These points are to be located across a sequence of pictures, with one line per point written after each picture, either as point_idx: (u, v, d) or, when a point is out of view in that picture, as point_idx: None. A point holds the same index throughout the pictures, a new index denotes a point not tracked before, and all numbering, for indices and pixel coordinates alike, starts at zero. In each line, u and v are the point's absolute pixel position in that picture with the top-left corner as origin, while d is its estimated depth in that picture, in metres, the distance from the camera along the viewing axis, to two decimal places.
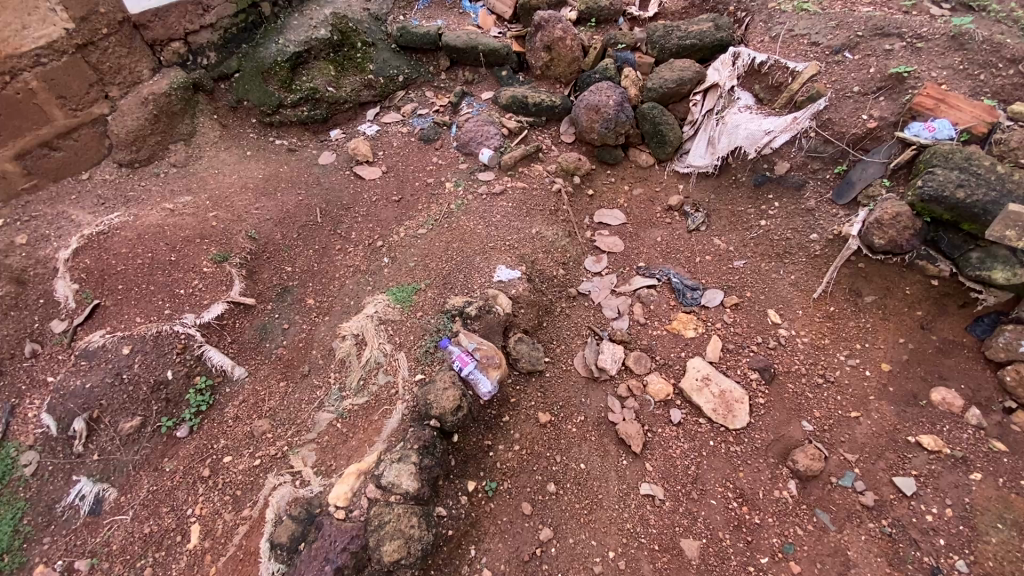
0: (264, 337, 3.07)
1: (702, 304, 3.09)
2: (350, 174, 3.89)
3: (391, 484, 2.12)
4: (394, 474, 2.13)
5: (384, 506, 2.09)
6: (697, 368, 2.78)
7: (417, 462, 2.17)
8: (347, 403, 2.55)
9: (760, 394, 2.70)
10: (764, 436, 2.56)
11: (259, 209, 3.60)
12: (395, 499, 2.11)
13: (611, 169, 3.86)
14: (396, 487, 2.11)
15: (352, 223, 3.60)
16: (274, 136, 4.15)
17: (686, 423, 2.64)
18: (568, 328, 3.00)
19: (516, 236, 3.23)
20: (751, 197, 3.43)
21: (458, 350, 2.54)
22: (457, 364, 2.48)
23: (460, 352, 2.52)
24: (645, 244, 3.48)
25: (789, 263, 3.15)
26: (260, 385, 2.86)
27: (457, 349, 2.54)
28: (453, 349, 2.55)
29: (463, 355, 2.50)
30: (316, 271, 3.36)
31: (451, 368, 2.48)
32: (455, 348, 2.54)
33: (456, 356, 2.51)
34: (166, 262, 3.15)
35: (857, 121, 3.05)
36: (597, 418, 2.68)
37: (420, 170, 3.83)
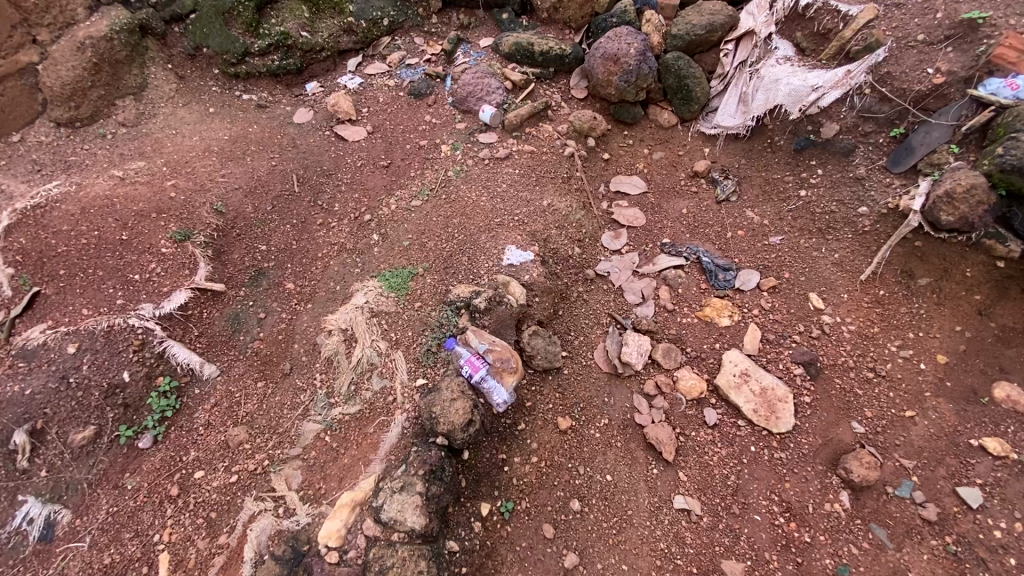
0: (236, 328, 2.66)
1: (736, 287, 2.74)
2: (331, 135, 3.40)
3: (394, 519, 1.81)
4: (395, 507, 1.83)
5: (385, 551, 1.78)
6: (734, 363, 2.46)
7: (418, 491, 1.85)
8: (336, 412, 2.18)
9: (806, 392, 2.39)
10: (811, 440, 2.27)
11: (226, 176, 3.11)
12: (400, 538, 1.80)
13: (628, 130, 3.42)
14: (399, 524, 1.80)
15: (335, 192, 3.14)
16: (240, 90, 3.59)
17: (723, 426, 2.35)
18: (587, 316, 2.64)
19: (525, 210, 2.81)
20: (790, 163, 3.03)
21: (468, 353, 2.16)
22: (470, 370, 2.11)
23: (472, 356, 2.14)
24: (669, 217, 3.08)
25: (833, 240, 2.81)
26: (235, 386, 2.48)
27: (467, 352, 2.16)
28: (461, 352, 2.17)
29: (477, 360, 2.13)
30: (296, 250, 2.92)
31: (462, 375, 2.10)
32: (464, 351, 2.17)
33: (468, 360, 2.13)
34: (116, 242, 2.69)
35: (921, 76, 2.63)
36: (622, 420, 2.37)
37: (411, 131, 3.34)
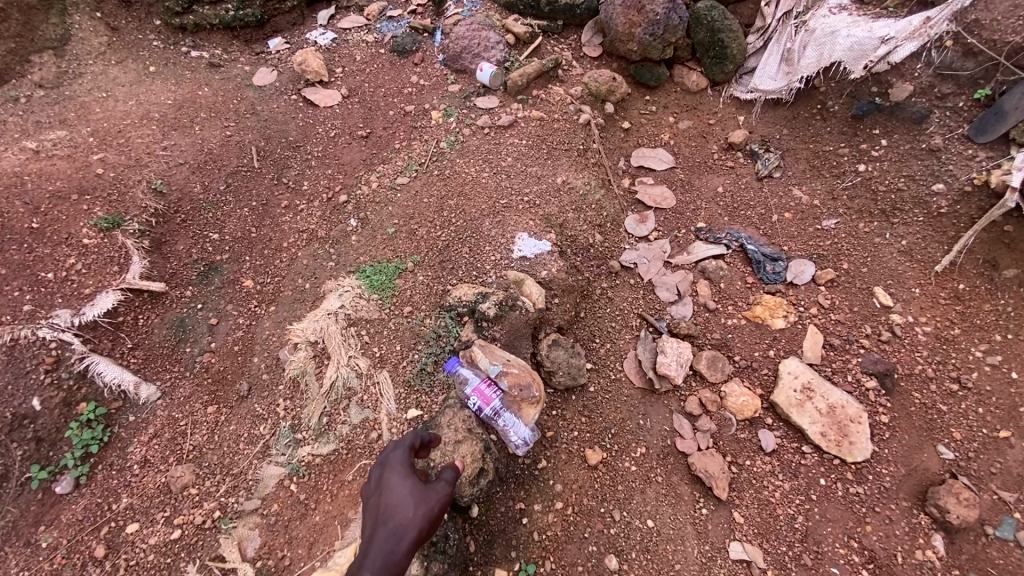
0: (181, 338, 2.14)
1: (788, 281, 2.30)
2: (298, 100, 2.84)
3: (386, 480, 1.34)
4: (385, 466, 1.37)
5: (377, 521, 1.26)
6: (794, 375, 2.03)
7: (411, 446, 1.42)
8: (304, 453, 1.78)
9: (881, 409, 1.98)
10: (892, 471, 1.87)
11: (169, 149, 2.55)
12: (395, 495, 1.29)
13: (650, 95, 2.92)
14: (393, 482, 1.32)
15: (303, 168, 2.60)
16: (188, 46, 3.02)
17: (782, 453, 1.93)
18: (612, 319, 2.18)
19: (535, 188, 2.31)
20: (845, 132, 2.57)
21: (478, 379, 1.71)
22: (480, 406, 1.68)
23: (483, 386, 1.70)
24: (702, 196, 2.62)
25: (899, 224, 2.37)
26: (179, 412, 1.98)
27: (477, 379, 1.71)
28: (469, 378, 1.73)
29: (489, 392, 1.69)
30: (255, 239, 2.39)
31: (471, 412, 1.69)
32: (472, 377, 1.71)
33: (478, 391, 1.69)
34: (24, 231, 2.13)
35: (1017, 25, 2.18)
36: (661, 448, 1.93)
37: (394, 95, 2.80)
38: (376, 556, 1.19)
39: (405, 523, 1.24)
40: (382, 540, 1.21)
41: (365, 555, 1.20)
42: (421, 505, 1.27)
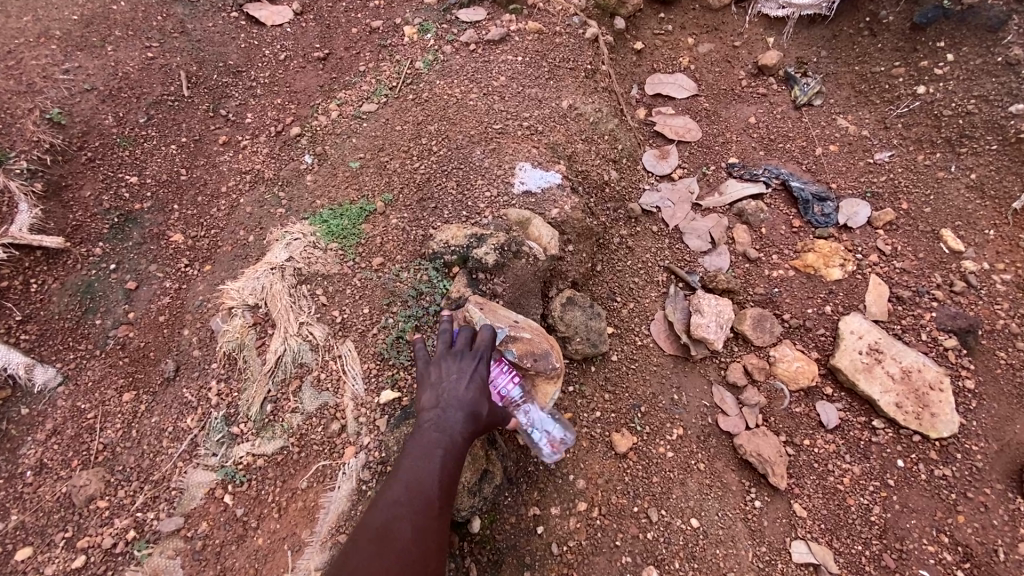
0: (88, 307, 1.67)
1: (841, 224, 1.92)
2: (238, 17, 2.30)
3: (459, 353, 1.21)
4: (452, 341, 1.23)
5: (455, 389, 1.16)
6: (858, 335, 1.66)
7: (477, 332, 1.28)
8: (241, 453, 1.38)
9: (963, 373, 1.63)
10: (984, 447, 1.52)
11: (71, 72, 2.01)
12: (475, 375, 1.19)
13: (664, 12, 2.46)
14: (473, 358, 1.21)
15: (246, 97, 2.10)
16: None
17: (849, 429, 1.57)
18: (634, 273, 1.78)
19: (536, 114, 1.87)
20: (899, 48, 2.17)
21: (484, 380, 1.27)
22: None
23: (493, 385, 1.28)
24: (732, 128, 2.20)
25: (967, 154, 1.99)
26: (85, 402, 1.52)
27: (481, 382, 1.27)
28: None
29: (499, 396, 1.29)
30: (186, 184, 1.91)
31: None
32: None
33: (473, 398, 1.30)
34: None
35: None
36: (702, 428, 1.56)
37: (357, 9, 2.29)
38: (466, 420, 1.13)
39: (490, 402, 1.18)
40: (467, 413, 1.14)
41: (453, 419, 1.13)
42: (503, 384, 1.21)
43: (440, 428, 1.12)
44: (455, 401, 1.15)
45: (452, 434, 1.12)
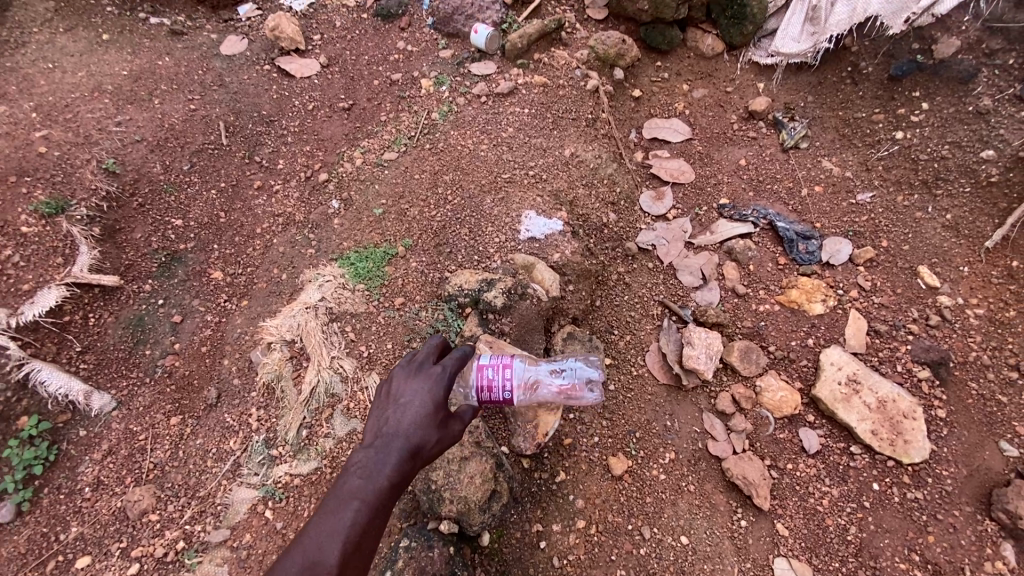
0: (139, 339, 1.87)
1: (824, 261, 2.07)
2: (271, 71, 2.54)
3: (410, 384, 1.22)
4: (410, 368, 1.25)
5: (395, 424, 1.15)
6: (837, 366, 1.80)
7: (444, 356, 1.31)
8: (280, 473, 1.55)
9: (936, 403, 1.76)
10: (954, 471, 1.65)
11: (124, 124, 2.25)
12: (417, 408, 1.17)
13: (661, 61, 2.65)
14: (426, 386, 1.20)
15: (278, 145, 2.32)
16: (146, 13, 2.70)
17: (829, 454, 1.71)
18: (632, 307, 1.94)
19: (541, 162, 2.06)
20: (880, 96, 2.33)
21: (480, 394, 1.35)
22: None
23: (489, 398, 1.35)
24: (723, 170, 2.37)
25: (943, 196, 2.14)
26: (137, 426, 1.71)
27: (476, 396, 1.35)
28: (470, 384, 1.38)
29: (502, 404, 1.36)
30: (225, 225, 2.11)
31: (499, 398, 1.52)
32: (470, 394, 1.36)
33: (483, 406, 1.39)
34: None
35: None
36: (692, 452, 1.70)
37: (379, 63, 2.51)
38: (399, 460, 1.11)
39: (427, 437, 1.15)
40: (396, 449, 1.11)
41: (383, 458, 1.10)
42: (449, 423, 1.19)
43: (369, 469, 1.09)
44: (394, 436, 1.14)
45: (379, 477, 1.08)
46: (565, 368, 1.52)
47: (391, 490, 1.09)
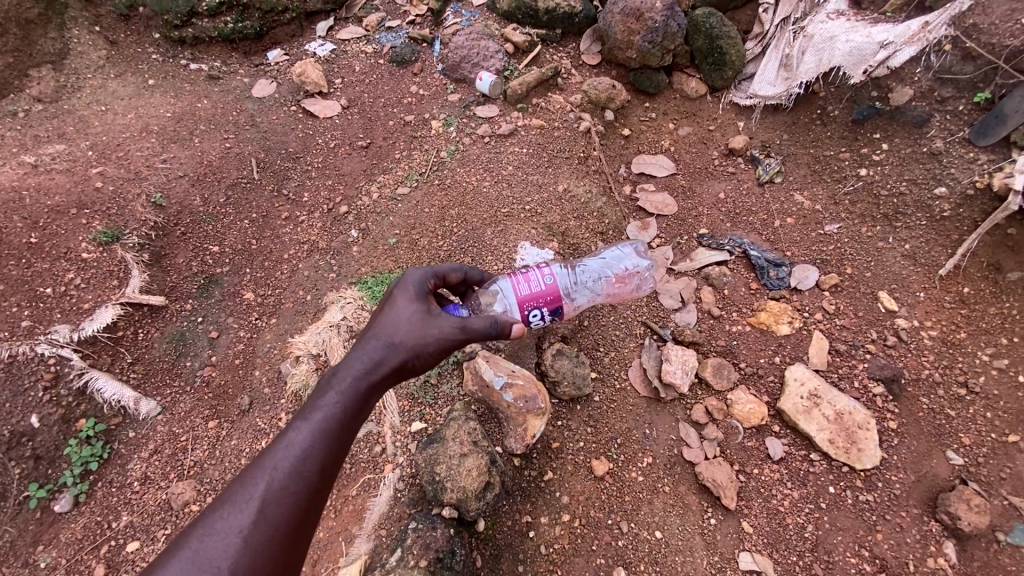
0: (181, 352, 2.13)
1: (792, 286, 2.29)
2: (297, 111, 2.83)
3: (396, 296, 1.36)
4: (397, 281, 1.39)
5: (376, 332, 1.30)
6: (800, 382, 2.00)
7: (444, 275, 1.50)
8: None
9: (889, 416, 1.96)
10: (903, 477, 1.85)
11: (168, 162, 2.54)
12: (394, 322, 1.31)
13: (649, 101, 2.90)
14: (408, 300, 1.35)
15: (304, 179, 2.59)
16: (187, 58, 3.01)
17: (791, 461, 1.91)
18: (617, 327, 2.16)
19: (537, 197, 2.32)
20: (846, 137, 2.57)
21: (520, 295, 1.54)
22: (549, 319, 1.60)
23: (530, 292, 1.54)
24: (704, 203, 2.61)
25: (902, 228, 2.36)
26: (179, 428, 1.95)
27: (519, 298, 1.53)
28: (507, 302, 1.56)
29: (546, 295, 1.55)
30: (256, 251, 2.38)
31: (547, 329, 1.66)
32: (513, 304, 1.54)
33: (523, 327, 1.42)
34: (22, 246, 2.12)
35: (1015, 27, 2.17)
36: (668, 457, 1.91)
37: (393, 105, 2.79)
38: (372, 368, 1.26)
39: (400, 346, 1.28)
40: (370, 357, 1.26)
41: (358, 366, 1.25)
42: (428, 329, 1.30)
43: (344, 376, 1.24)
44: (371, 347, 1.28)
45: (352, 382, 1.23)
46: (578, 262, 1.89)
47: (358, 396, 1.23)
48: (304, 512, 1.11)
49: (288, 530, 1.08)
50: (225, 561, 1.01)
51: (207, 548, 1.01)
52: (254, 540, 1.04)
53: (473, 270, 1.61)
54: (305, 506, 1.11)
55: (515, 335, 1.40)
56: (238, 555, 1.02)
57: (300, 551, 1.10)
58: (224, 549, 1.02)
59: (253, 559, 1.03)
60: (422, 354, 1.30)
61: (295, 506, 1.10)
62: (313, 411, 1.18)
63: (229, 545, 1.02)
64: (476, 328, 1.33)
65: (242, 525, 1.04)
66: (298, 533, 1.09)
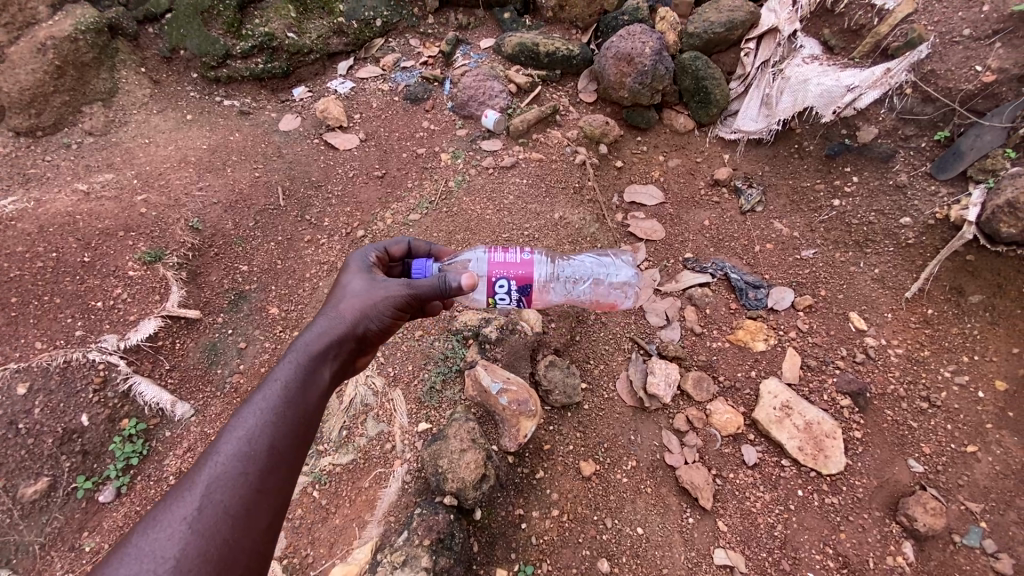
0: (213, 361, 2.37)
1: (769, 307, 2.49)
2: (319, 144, 3.11)
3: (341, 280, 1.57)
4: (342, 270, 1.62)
5: (320, 315, 1.46)
6: (773, 394, 2.20)
7: (388, 249, 1.73)
8: (325, 462, 1.97)
9: (855, 426, 2.14)
10: (866, 482, 2.02)
11: (204, 190, 2.82)
12: (341, 299, 1.49)
13: (641, 135, 3.15)
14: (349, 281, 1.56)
15: (324, 206, 2.86)
16: (221, 95, 3.30)
17: (764, 466, 2.09)
18: (607, 342, 2.37)
19: (535, 224, 2.56)
20: (821, 170, 2.80)
21: (493, 261, 1.66)
22: (515, 292, 1.65)
23: (502, 260, 1.65)
24: (690, 229, 2.84)
25: (872, 254, 2.55)
26: (211, 429, 2.18)
27: (490, 263, 1.65)
28: (479, 268, 1.68)
29: (517, 265, 1.64)
30: (281, 270, 2.64)
31: (513, 309, 1.69)
32: (484, 268, 1.65)
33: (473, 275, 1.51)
34: (77, 264, 2.41)
35: (969, 74, 2.39)
36: (651, 461, 2.09)
37: (407, 139, 3.07)
38: (320, 339, 1.41)
39: (345, 314, 1.45)
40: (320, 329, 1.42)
41: (307, 340, 1.40)
42: (369, 295, 1.48)
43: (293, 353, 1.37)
44: (319, 325, 1.44)
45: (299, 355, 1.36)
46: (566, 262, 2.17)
47: (303, 367, 1.34)
48: (254, 492, 1.13)
49: (237, 510, 1.10)
50: (172, 546, 1.01)
51: (151, 538, 1.02)
52: (200, 524, 1.05)
53: (420, 244, 1.81)
54: (253, 485, 1.13)
55: (466, 285, 1.48)
56: (183, 539, 1.02)
57: (255, 527, 1.11)
58: (169, 537, 1.02)
59: (201, 540, 1.03)
60: (369, 318, 1.47)
61: (242, 485, 1.12)
62: (257, 398, 1.25)
63: (175, 532, 1.03)
64: (422, 287, 1.49)
65: (187, 511, 1.06)
66: (251, 503, 1.12)
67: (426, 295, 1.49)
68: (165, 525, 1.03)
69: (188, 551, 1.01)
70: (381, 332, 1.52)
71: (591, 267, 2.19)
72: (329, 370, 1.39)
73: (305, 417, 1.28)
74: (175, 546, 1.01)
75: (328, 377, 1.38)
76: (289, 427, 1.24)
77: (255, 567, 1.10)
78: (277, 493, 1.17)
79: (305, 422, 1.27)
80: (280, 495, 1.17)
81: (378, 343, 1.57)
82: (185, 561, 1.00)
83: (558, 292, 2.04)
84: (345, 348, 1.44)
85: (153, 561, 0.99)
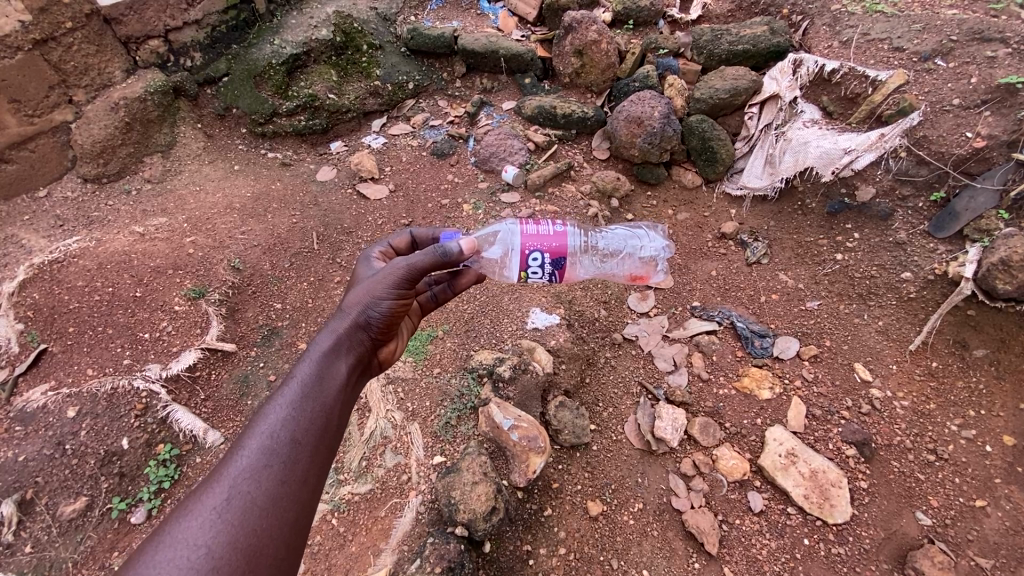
0: (244, 392, 2.54)
1: (774, 355, 2.57)
2: (352, 193, 3.37)
3: (352, 282, 1.60)
4: (353, 273, 1.66)
5: (331, 315, 1.48)
6: (778, 440, 2.25)
7: (392, 244, 1.76)
8: (344, 491, 2.07)
9: (861, 476, 2.17)
10: (872, 533, 2.04)
11: (246, 233, 3.08)
12: (348, 295, 1.51)
13: (651, 190, 3.35)
14: (358, 280, 1.59)
15: (354, 250, 3.08)
16: (266, 148, 3.63)
17: (770, 513, 2.12)
18: (615, 385, 2.48)
19: None
20: (824, 226, 2.93)
21: (525, 234, 1.69)
22: (549, 265, 1.71)
23: (536, 232, 1.69)
24: (697, 279, 2.97)
25: (874, 306, 2.62)
26: None
27: (524, 236, 1.68)
28: (510, 240, 1.70)
29: (550, 238, 1.69)
30: (311, 309, 2.84)
31: (545, 283, 1.74)
32: (517, 240, 1.68)
33: (474, 242, 1.55)
34: (129, 298, 2.64)
35: (960, 140, 2.56)
36: (657, 504, 2.14)
37: (433, 190, 3.32)
38: (329, 337, 1.42)
39: (348, 309, 1.46)
40: (330, 330, 1.44)
41: (318, 341, 1.41)
42: (368, 282, 1.48)
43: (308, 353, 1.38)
44: (331, 324, 1.45)
45: (313, 354, 1.37)
46: (599, 234, 2.19)
47: (318, 362, 1.35)
48: (281, 482, 1.11)
49: (265, 500, 1.07)
50: (204, 535, 0.99)
51: (183, 528, 0.99)
52: (229, 513, 1.03)
53: (422, 232, 1.81)
54: (279, 477, 1.12)
55: (465, 250, 1.51)
56: (214, 528, 1.00)
57: (281, 519, 1.07)
58: (200, 525, 1.00)
59: (231, 529, 1.01)
60: (371, 307, 1.46)
61: (267, 476, 1.10)
62: (279, 395, 1.25)
63: (206, 521, 1.01)
64: (419, 259, 1.47)
65: (216, 502, 1.04)
66: (274, 494, 1.09)
67: (424, 265, 1.48)
68: (193, 516, 1.01)
69: (219, 539, 0.99)
70: (390, 320, 1.51)
71: (622, 239, 2.25)
72: (344, 363, 1.40)
73: (325, 410, 1.27)
74: (206, 535, 0.99)
75: (343, 371, 1.38)
76: (309, 422, 1.23)
77: (287, 560, 1.06)
78: (303, 486, 1.14)
79: (325, 415, 1.27)
80: (307, 487, 1.15)
81: (392, 330, 1.56)
82: (216, 550, 0.98)
83: (591, 267, 2.07)
84: (357, 340, 1.45)
85: (184, 550, 0.96)
